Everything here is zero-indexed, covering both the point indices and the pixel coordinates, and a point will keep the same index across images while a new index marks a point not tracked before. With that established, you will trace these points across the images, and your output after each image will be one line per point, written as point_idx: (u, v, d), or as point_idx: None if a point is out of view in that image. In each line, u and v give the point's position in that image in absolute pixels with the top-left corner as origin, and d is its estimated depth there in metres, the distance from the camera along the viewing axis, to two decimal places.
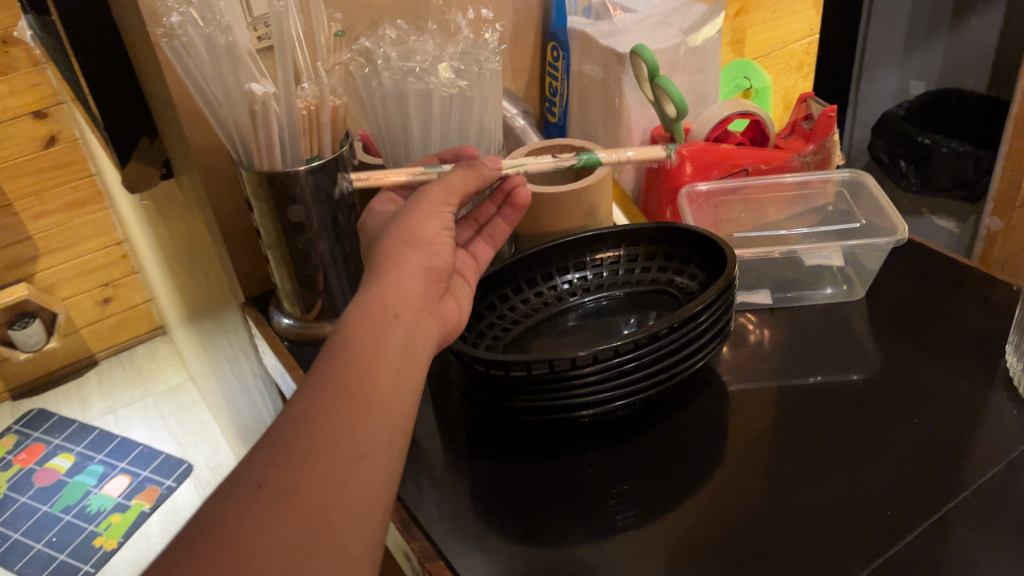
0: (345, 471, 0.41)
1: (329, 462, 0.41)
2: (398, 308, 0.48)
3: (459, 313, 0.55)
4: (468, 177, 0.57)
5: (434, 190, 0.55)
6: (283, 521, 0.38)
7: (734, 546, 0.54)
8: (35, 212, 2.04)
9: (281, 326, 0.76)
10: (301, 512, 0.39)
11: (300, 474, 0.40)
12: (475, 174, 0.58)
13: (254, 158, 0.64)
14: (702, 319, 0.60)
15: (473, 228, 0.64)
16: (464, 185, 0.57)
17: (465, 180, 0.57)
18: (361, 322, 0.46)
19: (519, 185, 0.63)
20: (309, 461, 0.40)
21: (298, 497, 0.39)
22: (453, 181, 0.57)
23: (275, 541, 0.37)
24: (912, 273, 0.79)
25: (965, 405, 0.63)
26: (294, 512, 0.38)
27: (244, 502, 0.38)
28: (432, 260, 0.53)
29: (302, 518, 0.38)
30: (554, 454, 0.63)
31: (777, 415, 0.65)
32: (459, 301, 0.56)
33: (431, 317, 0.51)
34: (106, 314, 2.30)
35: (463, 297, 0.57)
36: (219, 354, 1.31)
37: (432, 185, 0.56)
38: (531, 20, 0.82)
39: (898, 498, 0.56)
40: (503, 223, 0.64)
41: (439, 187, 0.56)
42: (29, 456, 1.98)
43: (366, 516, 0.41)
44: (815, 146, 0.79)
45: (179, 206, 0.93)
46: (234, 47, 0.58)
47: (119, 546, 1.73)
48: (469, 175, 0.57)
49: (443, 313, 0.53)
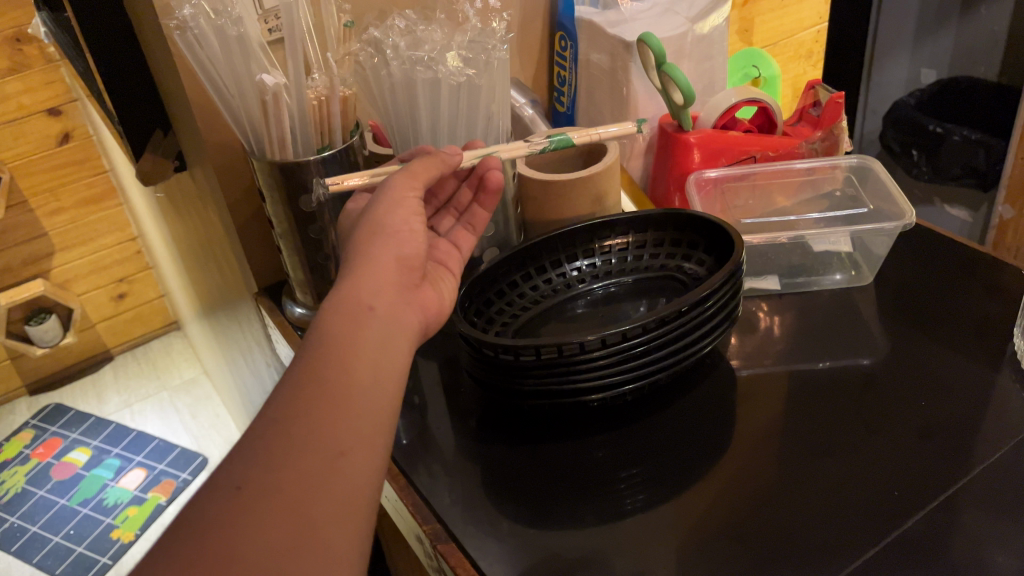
0: (338, 461, 0.41)
1: (324, 454, 0.41)
2: (372, 300, 0.49)
3: (439, 301, 0.56)
4: (429, 163, 0.59)
5: (398, 178, 0.57)
6: (277, 513, 0.39)
7: (740, 527, 0.55)
8: (50, 209, 2.06)
9: (294, 316, 0.76)
10: (292, 504, 0.39)
11: (292, 465, 0.40)
12: (435, 160, 0.59)
13: (266, 149, 0.65)
14: (710, 304, 0.60)
15: (453, 215, 0.66)
16: (427, 171, 0.58)
17: (426, 164, 0.58)
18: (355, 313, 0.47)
19: (491, 169, 0.63)
20: (303, 454, 0.41)
21: (288, 489, 0.40)
22: (416, 167, 0.58)
23: (265, 532, 0.38)
24: (921, 258, 0.79)
25: (973, 389, 0.63)
26: (285, 504, 0.39)
27: (235, 494, 0.39)
28: (401, 249, 0.53)
29: (292, 510, 0.39)
30: (564, 439, 0.64)
31: (785, 399, 0.65)
32: (448, 296, 0.58)
33: (406, 307, 0.51)
34: (121, 310, 2.32)
35: (445, 282, 0.58)
36: (233, 346, 1.32)
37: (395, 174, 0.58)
38: (539, 10, 0.82)
39: (905, 480, 0.57)
40: (481, 210, 0.65)
41: (403, 175, 0.57)
42: (46, 450, 2.01)
43: (361, 508, 0.42)
44: (823, 133, 0.80)
45: (192, 198, 0.94)
46: (246, 38, 0.59)
47: (136, 538, 1.75)
48: (431, 161, 0.59)
49: (433, 305, 0.54)
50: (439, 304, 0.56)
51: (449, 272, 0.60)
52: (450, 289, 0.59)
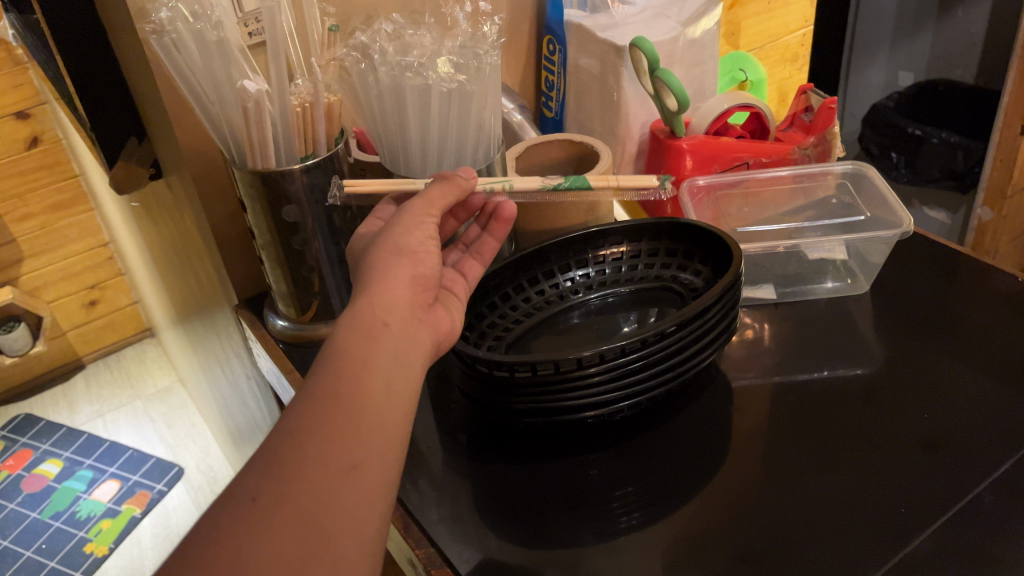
0: (343, 480, 0.39)
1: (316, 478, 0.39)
2: (387, 316, 0.47)
3: (452, 323, 0.53)
4: (447, 188, 0.56)
5: (415, 203, 0.54)
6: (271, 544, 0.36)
7: (746, 545, 0.53)
8: (18, 215, 2.01)
9: (275, 328, 0.75)
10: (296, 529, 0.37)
11: (295, 485, 0.38)
12: (453, 186, 0.56)
13: (247, 158, 0.62)
14: (710, 316, 0.58)
15: (461, 249, 0.62)
16: (444, 198, 0.55)
17: (445, 190, 0.56)
18: (350, 329, 0.45)
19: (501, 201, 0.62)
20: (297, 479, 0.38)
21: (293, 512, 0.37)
22: (433, 194, 0.55)
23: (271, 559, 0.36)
24: (914, 266, 0.78)
25: (974, 400, 0.62)
26: (291, 527, 0.36)
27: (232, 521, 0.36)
28: (417, 267, 0.51)
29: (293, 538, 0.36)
30: (559, 457, 0.62)
31: (784, 411, 0.64)
32: (449, 310, 0.54)
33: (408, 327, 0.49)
34: (92, 318, 2.27)
35: (457, 307, 0.55)
36: (209, 357, 1.29)
37: (412, 200, 0.55)
38: (527, 13, 0.80)
39: (911, 495, 0.55)
40: (491, 239, 0.62)
41: (419, 199, 0.54)
42: (16, 462, 1.96)
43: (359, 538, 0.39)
44: (816, 138, 0.78)
45: (167, 205, 0.91)
46: (226, 43, 0.57)
47: (110, 551, 1.71)
48: (450, 187, 0.56)
49: (436, 318, 0.52)
50: (451, 325, 0.53)
51: (456, 298, 0.56)
52: (461, 307, 0.56)
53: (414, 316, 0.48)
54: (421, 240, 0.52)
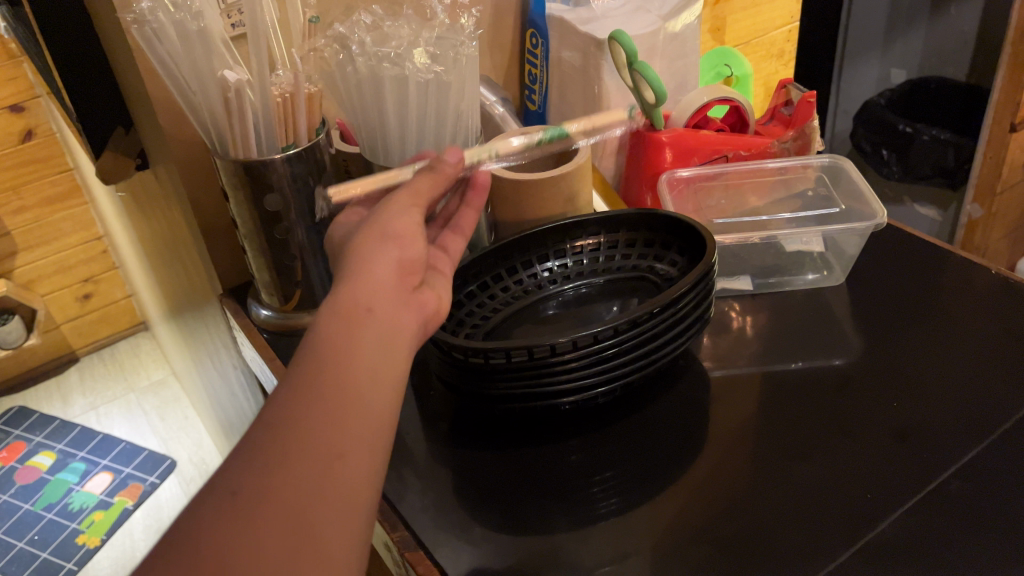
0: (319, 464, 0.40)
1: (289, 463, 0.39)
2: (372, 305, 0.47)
3: (439, 299, 0.54)
4: (433, 179, 0.57)
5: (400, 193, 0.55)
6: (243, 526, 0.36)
7: (717, 530, 0.54)
8: (13, 207, 2.01)
9: (259, 318, 0.75)
10: (273, 496, 0.37)
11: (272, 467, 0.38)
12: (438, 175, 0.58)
13: (229, 147, 0.63)
14: (684, 303, 0.59)
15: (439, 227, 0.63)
16: (429, 188, 0.57)
17: (431, 181, 0.57)
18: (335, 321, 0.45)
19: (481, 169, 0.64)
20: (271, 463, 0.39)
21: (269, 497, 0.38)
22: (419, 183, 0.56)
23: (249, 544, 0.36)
24: (895, 259, 0.79)
25: (947, 389, 0.63)
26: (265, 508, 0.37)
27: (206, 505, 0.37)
28: (405, 251, 0.52)
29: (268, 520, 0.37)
30: (535, 444, 0.63)
31: (757, 400, 0.65)
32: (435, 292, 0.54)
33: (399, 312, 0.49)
34: (86, 311, 2.27)
35: (441, 286, 0.55)
36: (200, 349, 1.30)
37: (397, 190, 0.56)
38: (511, 7, 0.81)
39: (880, 481, 0.56)
40: (468, 210, 0.62)
41: (405, 190, 0.55)
42: (10, 454, 1.96)
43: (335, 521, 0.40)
44: (795, 132, 0.79)
45: (154, 195, 0.91)
46: (207, 32, 0.58)
47: (102, 543, 1.72)
48: (435, 178, 0.57)
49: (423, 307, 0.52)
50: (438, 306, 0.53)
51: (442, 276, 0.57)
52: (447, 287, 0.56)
53: (397, 286, 0.50)
54: (409, 224, 0.53)
